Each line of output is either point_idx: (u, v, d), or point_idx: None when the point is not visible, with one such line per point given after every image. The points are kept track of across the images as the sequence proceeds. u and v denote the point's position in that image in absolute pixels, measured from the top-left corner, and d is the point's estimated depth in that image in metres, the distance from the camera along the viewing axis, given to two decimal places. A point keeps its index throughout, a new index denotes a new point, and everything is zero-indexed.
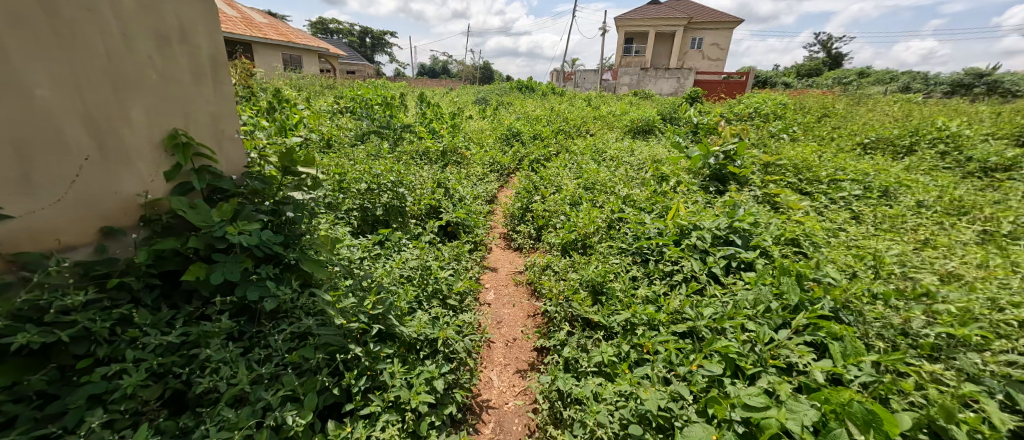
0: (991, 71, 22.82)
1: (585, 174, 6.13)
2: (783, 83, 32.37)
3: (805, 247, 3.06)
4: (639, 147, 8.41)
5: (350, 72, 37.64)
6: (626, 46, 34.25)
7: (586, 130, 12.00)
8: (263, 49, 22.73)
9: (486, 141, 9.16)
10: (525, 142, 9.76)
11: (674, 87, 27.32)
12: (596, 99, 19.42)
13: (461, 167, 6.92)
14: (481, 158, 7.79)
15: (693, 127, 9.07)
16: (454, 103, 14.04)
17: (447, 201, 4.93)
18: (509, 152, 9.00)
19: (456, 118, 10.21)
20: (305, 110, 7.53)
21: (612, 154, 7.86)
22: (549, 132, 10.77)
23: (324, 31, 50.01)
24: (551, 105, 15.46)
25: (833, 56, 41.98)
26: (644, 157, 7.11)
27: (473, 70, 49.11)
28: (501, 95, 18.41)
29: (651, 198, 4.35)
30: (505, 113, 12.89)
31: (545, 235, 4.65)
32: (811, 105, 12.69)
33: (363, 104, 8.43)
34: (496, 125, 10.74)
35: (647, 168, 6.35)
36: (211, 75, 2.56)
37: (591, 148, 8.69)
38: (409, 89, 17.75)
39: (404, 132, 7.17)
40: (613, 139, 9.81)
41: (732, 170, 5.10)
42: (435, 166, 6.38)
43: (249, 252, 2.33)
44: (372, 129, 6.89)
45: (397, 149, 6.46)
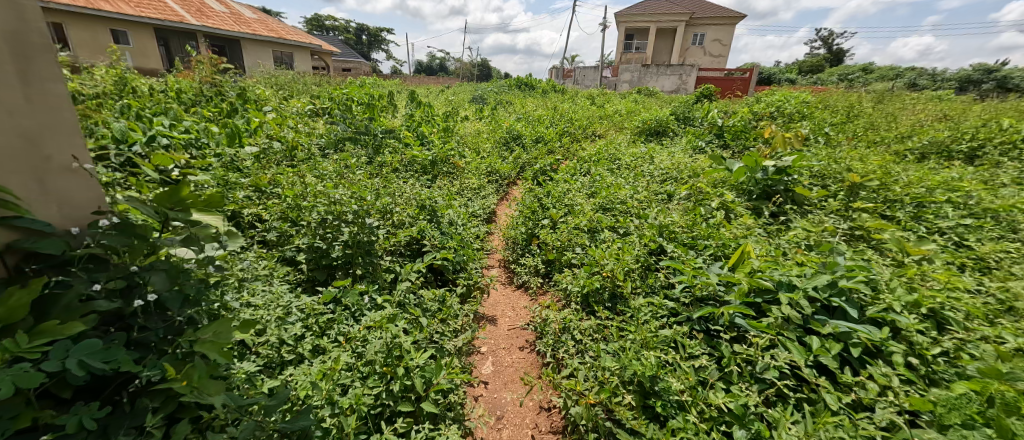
0: (1004, 67, 21.98)
1: (601, 189, 5.13)
2: (789, 80, 31.42)
3: (956, 327, 2.05)
4: (656, 153, 7.41)
5: (344, 70, 36.55)
6: (629, 42, 33.20)
7: (592, 132, 11.00)
8: (251, 46, 21.61)
9: (484, 146, 8.16)
10: (526, 147, 8.75)
11: (677, 85, 26.31)
12: (599, 97, 18.43)
13: (454, 180, 5.92)
14: (478, 167, 6.77)
15: (716, 130, 8.07)
16: (448, 103, 13.03)
17: (433, 230, 3.92)
18: (509, 158, 7.99)
19: (449, 120, 9.16)
20: (274, 113, 6.50)
21: (628, 161, 6.85)
22: (553, 134, 9.73)
23: (319, 29, 48.77)
24: (553, 104, 14.44)
25: (840, 51, 40.96)
26: (667, 167, 6.11)
27: (470, 67, 48.00)
28: (499, 93, 17.34)
29: (698, 229, 3.35)
30: (504, 113, 11.89)
31: (556, 275, 3.65)
32: (836, 104, 11.70)
33: (343, 104, 7.39)
34: (494, 128, 9.72)
35: (672, 184, 5.36)
36: (23, 68, 1.52)
37: (601, 155, 7.68)
38: (402, 88, 16.72)
39: (387, 138, 6.14)
40: (625, 144, 8.82)
41: (801, 192, 4.10)
42: (422, 180, 5.38)
43: (57, 382, 1.31)
44: (348, 134, 5.86)
45: (378, 160, 5.44)
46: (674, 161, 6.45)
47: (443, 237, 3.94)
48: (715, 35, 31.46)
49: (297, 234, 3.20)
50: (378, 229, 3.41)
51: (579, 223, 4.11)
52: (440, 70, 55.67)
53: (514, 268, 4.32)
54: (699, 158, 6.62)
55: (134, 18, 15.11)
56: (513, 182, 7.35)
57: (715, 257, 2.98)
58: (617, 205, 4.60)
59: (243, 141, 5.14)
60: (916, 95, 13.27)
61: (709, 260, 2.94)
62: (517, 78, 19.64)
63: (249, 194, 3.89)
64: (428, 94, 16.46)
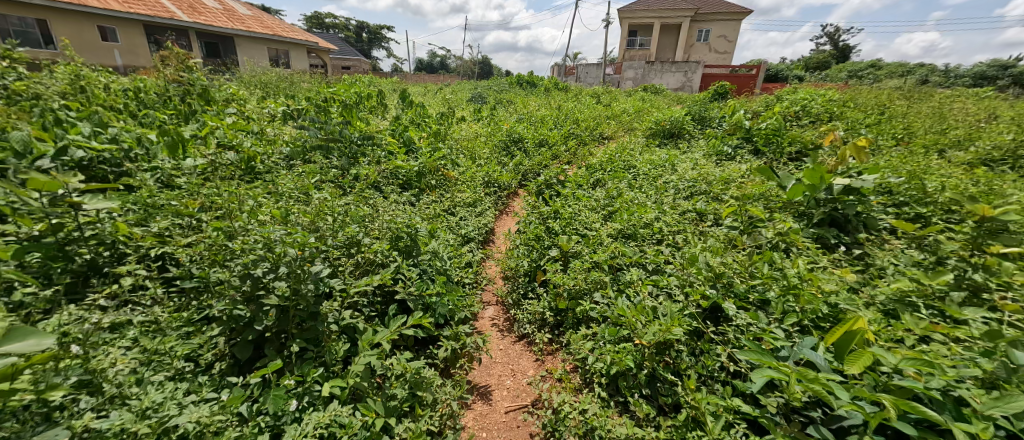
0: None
1: (619, 209, 4.27)
2: (797, 77, 30.52)
3: None
4: (676, 159, 6.56)
5: (344, 69, 35.81)
6: (633, 38, 32.25)
7: (598, 134, 10.15)
8: (245, 42, 20.84)
9: (481, 151, 7.29)
10: (528, 152, 7.91)
11: (682, 82, 25.34)
12: (605, 95, 17.55)
13: (444, 195, 5.07)
14: (473, 176, 5.90)
15: (742, 133, 7.17)
16: (444, 102, 12.19)
17: (412, 269, 3.08)
18: (509, 166, 7.15)
19: (442, 122, 8.28)
20: (240, 117, 5.67)
21: (646, 170, 5.97)
22: (557, 137, 8.87)
23: (317, 26, 47.84)
24: (557, 102, 13.59)
25: (847, 47, 39.91)
26: (692, 181, 5.26)
27: (470, 65, 47.11)
28: (500, 91, 16.46)
29: (761, 280, 2.50)
30: (504, 113, 11.05)
31: (570, 335, 2.81)
32: (862, 102, 10.81)
33: (321, 104, 6.53)
34: (493, 129, 8.88)
35: (700, 205, 4.52)
36: None
37: (613, 161, 6.84)
38: (397, 86, 15.87)
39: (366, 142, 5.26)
40: (637, 149, 7.98)
41: (903, 226, 3.17)
42: (405, 200, 4.54)
43: None
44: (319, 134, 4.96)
45: (352, 173, 4.59)
46: (699, 171, 5.58)
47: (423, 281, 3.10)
48: (718, 31, 30.52)
49: (219, 287, 2.35)
50: (333, 279, 2.56)
51: (597, 258, 3.24)
52: (441, 68, 54.80)
53: (515, 314, 3.49)
54: (727, 167, 5.76)
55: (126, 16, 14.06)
56: (514, 193, 6.49)
57: (795, 325, 2.12)
58: (641, 233, 3.74)
59: (191, 151, 4.29)
60: (944, 92, 12.36)
61: (788, 330, 2.09)
62: (518, 75, 18.73)
63: (177, 225, 3.05)
64: (425, 93, 15.61)
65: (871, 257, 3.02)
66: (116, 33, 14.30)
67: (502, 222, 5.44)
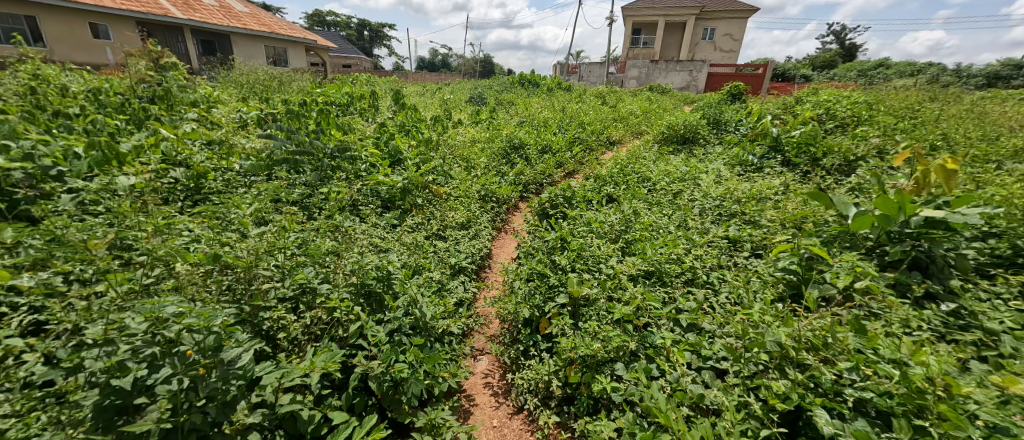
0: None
1: (638, 238, 3.58)
2: (804, 77, 29.72)
3: None
4: (694, 170, 5.89)
5: (345, 67, 35.07)
6: (638, 37, 31.47)
7: (605, 139, 9.47)
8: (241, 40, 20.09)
9: (479, 160, 6.59)
10: (530, 160, 7.25)
11: (686, 82, 24.55)
12: (609, 95, 16.83)
13: (433, 217, 4.39)
14: (468, 189, 5.23)
15: (768, 141, 6.47)
16: (441, 103, 11.52)
17: (383, 329, 2.42)
18: (509, 178, 6.48)
19: (437, 126, 7.61)
20: (204, 124, 4.96)
21: (664, 185, 5.28)
22: (561, 143, 8.19)
23: (317, 23, 47.05)
24: (560, 103, 12.89)
25: (852, 46, 39.07)
26: (719, 200, 4.57)
27: (471, 64, 46.38)
28: (501, 91, 15.70)
29: (850, 366, 1.82)
30: (504, 115, 10.38)
31: (588, 425, 2.17)
32: (885, 104, 10.12)
33: (300, 106, 5.84)
34: (491, 133, 8.20)
35: (733, 233, 3.84)
36: None
37: (624, 171, 6.17)
38: (392, 86, 15.18)
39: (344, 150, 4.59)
40: (649, 157, 7.32)
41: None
42: (384, 226, 3.87)
43: None
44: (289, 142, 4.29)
45: (324, 193, 3.93)
46: (726, 188, 4.89)
47: (396, 345, 2.43)
48: (724, 30, 29.66)
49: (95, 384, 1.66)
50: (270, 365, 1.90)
51: (619, 312, 2.55)
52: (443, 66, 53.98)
53: (514, 371, 2.85)
54: (757, 183, 5.07)
55: (116, 12, 13.21)
56: (514, 207, 5.86)
57: None
58: (667, 273, 3.07)
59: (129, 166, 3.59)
60: (969, 93, 11.66)
61: None
62: (521, 74, 17.98)
63: (77, 270, 2.33)
64: (421, 93, 14.87)
65: (973, 317, 2.36)
66: (106, 28, 13.46)
67: (501, 243, 4.83)
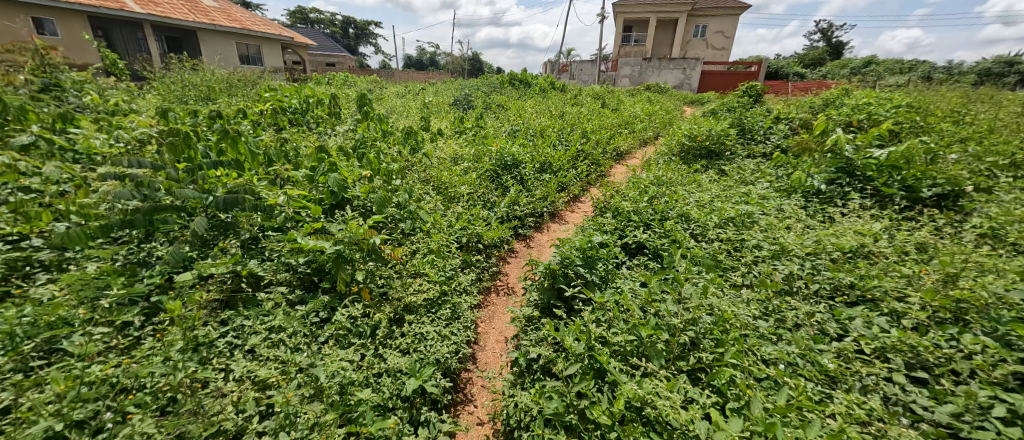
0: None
1: (727, 361, 2.13)
2: (796, 74, 28.77)
3: None
4: (745, 206, 4.47)
5: (326, 67, 33.04)
6: (630, 34, 30.10)
7: (612, 151, 8.02)
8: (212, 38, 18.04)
9: (461, 187, 5.08)
10: (526, 183, 5.78)
11: (681, 80, 23.27)
12: (607, 96, 15.39)
13: (388, 299, 2.87)
14: (446, 241, 3.72)
15: (833, 162, 5.09)
16: (419, 109, 9.95)
17: None
18: (499, 210, 4.96)
19: (409, 140, 6.03)
20: (48, 155, 3.31)
21: (717, 232, 3.83)
22: (562, 158, 6.71)
23: (302, 21, 44.72)
24: (557, 106, 11.42)
25: (835, 44, 38.52)
26: (810, 267, 3.15)
27: (456, 63, 44.57)
28: (489, 93, 14.06)
29: None
30: (493, 121, 8.88)
31: None
32: (922, 105, 8.87)
33: (213, 116, 4.21)
34: (478, 146, 6.69)
35: (862, 338, 2.41)
36: None
37: (654, 200, 4.73)
38: (366, 88, 13.51)
39: (246, 186, 2.86)
40: (676, 176, 5.88)
41: None
42: (303, 335, 2.34)
43: None
44: (138, 180, 2.55)
45: (194, 278, 2.36)
46: (811, 241, 3.48)
47: None
48: (717, 27, 28.47)
49: None
50: None
51: None
52: (431, 64, 51.85)
53: None
54: (847, 233, 3.66)
55: (64, 5, 11.12)
56: (506, 254, 4.40)
57: None
58: None
59: None
60: (1000, 92, 10.55)
61: None
62: (510, 73, 16.33)
63: None
64: (397, 95, 13.17)
65: None
66: (55, 25, 11.37)
67: (489, 319, 3.39)
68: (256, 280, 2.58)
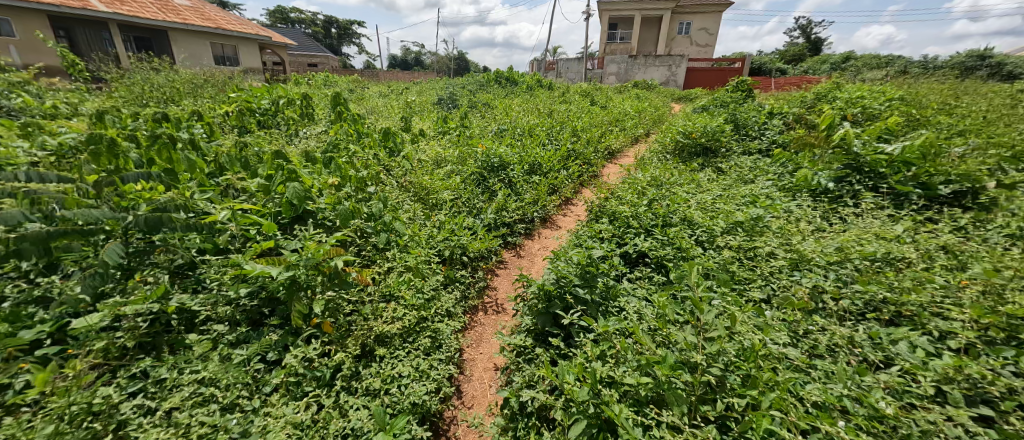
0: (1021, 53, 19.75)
1: (759, 407, 1.77)
2: (780, 70, 28.89)
3: None
4: (751, 209, 4.14)
5: (307, 67, 32.12)
6: (615, 31, 29.87)
7: (603, 150, 7.66)
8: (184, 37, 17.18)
9: (445, 192, 4.65)
10: (515, 186, 5.37)
11: (667, 77, 23.12)
12: (595, 93, 15.06)
13: (355, 332, 2.46)
14: (426, 257, 3.30)
15: (840, 159, 4.81)
16: (401, 108, 9.46)
17: None
18: (486, 217, 4.54)
19: (388, 142, 5.57)
20: None
21: (725, 239, 3.48)
22: (552, 159, 6.32)
23: (282, 20, 43.52)
24: (545, 104, 11.03)
25: (816, 41, 38.92)
26: (833, 280, 2.83)
27: (440, 62, 43.91)
28: (474, 91, 13.60)
29: None
30: (478, 121, 8.45)
31: None
32: (914, 98, 8.71)
33: (159, 118, 3.70)
34: (462, 147, 6.26)
35: (909, 366, 2.08)
36: None
37: (654, 203, 4.36)
38: (346, 88, 12.93)
39: (175, 200, 2.38)
40: (673, 176, 5.53)
41: None
42: (243, 388, 1.94)
43: None
44: (33, 197, 2.07)
45: (102, 321, 1.92)
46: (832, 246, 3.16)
47: None
48: (700, 24, 28.41)
49: None
50: None
51: None
52: (416, 63, 51.01)
53: None
54: (866, 237, 3.34)
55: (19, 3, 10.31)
56: (494, 266, 4.01)
57: None
58: None
59: None
60: (988, 84, 10.48)
61: None
62: (497, 71, 15.87)
63: None
64: (379, 95, 12.63)
65: None
66: (9, 24, 10.53)
67: (476, 344, 2.99)
68: (192, 317, 2.16)
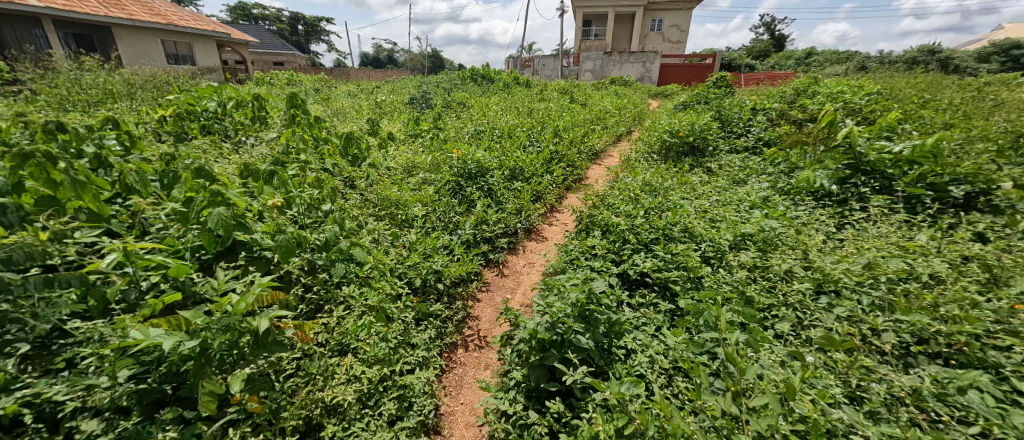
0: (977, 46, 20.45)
1: None
2: (751, 66, 29.31)
3: None
4: (757, 218, 3.77)
5: (272, 66, 30.62)
6: (590, 28, 29.63)
7: (587, 151, 7.22)
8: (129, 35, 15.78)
9: (416, 205, 4.09)
10: (495, 195, 4.85)
11: (642, 73, 23.01)
12: (574, 91, 14.66)
13: (292, 412, 1.92)
14: (392, 291, 2.76)
15: (840, 158, 4.52)
16: (369, 110, 8.78)
17: None
18: (464, 233, 4.00)
19: (351, 149, 4.96)
20: None
21: (736, 256, 3.07)
22: (534, 162, 5.82)
23: (245, 18, 41.42)
24: (523, 103, 10.54)
25: (781, 37, 39.90)
26: (869, 307, 2.45)
27: (414, 61, 42.77)
28: (448, 90, 12.96)
29: None
30: (453, 121, 7.87)
31: None
32: (893, 91, 8.62)
33: (51, 127, 2.96)
34: (435, 152, 5.68)
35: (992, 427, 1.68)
36: None
37: (651, 213, 3.93)
38: (311, 89, 12.11)
39: (28, 246, 1.74)
40: (666, 179, 5.12)
41: None
42: None
43: None
44: None
45: None
46: (859, 261, 2.78)
47: None
48: (673, 21, 28.46)
49: None
50: None
51: None
52: (388, 61, 49.56)
53: None
54: (891, 251, 2.99)
55: None
56: (475, 291, 3.49)
57: None
58: None
59: None
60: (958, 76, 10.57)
61: None
62: (472, 69, 15.27)
63: None
64: (346, 95, 11.84)
65: None
66: None
67: (456, 391, 2.52)
68: (51, 412, 1.56)
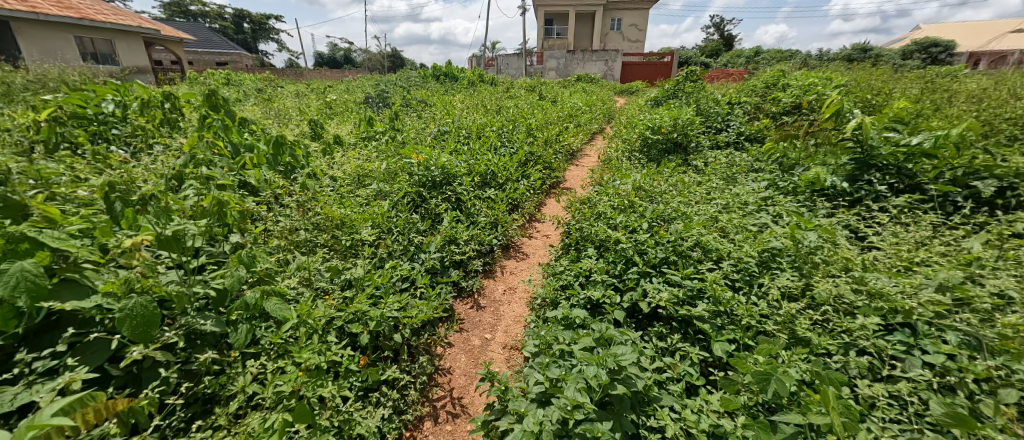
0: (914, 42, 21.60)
1: None
2: (708, 63, 29.90)
3: None
4: (775, 226, 3.21)
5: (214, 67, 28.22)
6: (551, 27, 29.26)
7: (562, 151, 6.56)
8: None
9: (366, 226, 3.25)
10: (464, 206, 4.08)
11: (605, 72, 22.81)
12: (541, 88, 14.05)
13: None
14: (325, 362, 1.95)
15: (848, 153, 4.07)
16: (316, 110, 7.74)
17: None
18: (428, 258, 3.20)
19: (284, 157, 4.03)
20: None
21: (771, 281, 2.46)
22: (507, 166, 5.08)
23: (182, 15, 38.12)
24: (490, 101, 9.78)
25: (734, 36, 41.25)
26: (960, 348, 1.89)
27: (372, 60, 40.98)
28: (407, 88, 11.98)
29: None
30: (412, 122, 7.00)
31: None
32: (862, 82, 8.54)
33: None
34: (391, 157, 4.83)
35: None
36: None
37: (652, 224, 3.29)
38: (251, 89, 10.79)
39: None
40: (657, 182, 4.53)
41: None
42: None
43: None
44: None
45: None
46: (923, 282, 2.24)
47: None
48: (632, 21, 28.56)
49: None
50: None
51: None
52: (345, 61, 47.42)
53: None
54: (947, 265, 2.48)
55: None
56: (446, 335, 2.72)
57: None
58: None
59: None
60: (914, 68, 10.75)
61: None
62: (433, 66, 14.32)
63: None
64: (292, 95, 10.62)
65: None
66: None
67: None
68: None
